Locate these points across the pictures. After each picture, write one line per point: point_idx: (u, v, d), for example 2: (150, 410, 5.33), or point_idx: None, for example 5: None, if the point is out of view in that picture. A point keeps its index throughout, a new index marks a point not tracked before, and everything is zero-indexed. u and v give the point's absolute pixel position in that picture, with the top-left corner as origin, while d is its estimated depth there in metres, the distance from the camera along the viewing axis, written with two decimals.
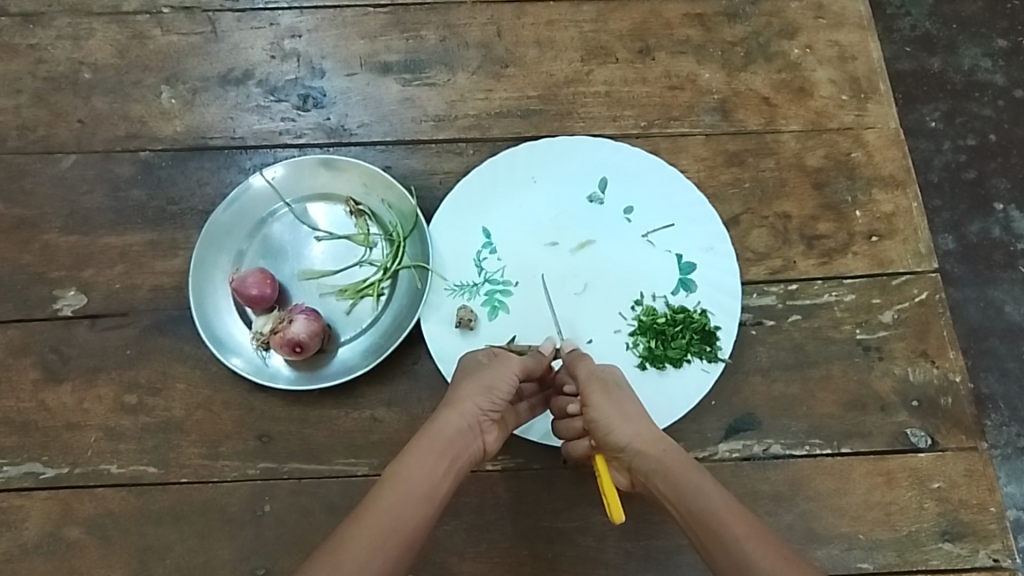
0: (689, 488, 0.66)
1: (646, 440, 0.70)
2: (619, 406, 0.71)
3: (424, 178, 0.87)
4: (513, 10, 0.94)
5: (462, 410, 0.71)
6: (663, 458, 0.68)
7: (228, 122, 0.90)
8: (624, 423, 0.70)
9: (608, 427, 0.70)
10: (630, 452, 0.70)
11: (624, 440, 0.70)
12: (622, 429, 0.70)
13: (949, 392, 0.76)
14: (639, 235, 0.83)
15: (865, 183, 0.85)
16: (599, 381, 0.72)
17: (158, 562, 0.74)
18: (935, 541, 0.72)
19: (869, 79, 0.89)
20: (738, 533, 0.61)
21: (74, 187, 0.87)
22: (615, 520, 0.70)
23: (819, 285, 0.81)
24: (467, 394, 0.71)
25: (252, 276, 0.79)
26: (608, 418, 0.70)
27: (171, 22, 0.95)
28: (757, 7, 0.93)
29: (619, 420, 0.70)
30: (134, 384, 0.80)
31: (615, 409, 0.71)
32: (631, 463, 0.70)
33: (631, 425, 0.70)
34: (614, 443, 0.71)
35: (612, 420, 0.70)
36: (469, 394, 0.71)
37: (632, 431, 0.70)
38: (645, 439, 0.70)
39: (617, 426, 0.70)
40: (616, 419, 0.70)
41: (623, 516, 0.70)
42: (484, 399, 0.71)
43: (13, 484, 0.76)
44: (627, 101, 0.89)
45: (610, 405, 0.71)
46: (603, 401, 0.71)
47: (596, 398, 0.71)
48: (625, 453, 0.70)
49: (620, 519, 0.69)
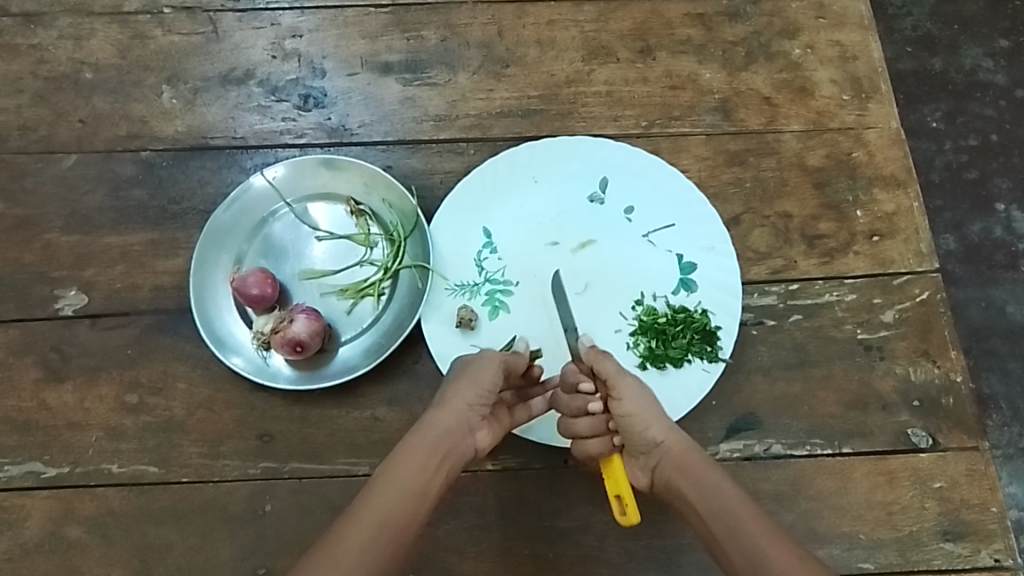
0: (711, 484, 0.66)
1: (676, 436, 0.70)
2: (648, 402, 0.72)
3: (425, 178, 0.87)
4: (514, 10, 0.94)
5: (451, 407, 0.71)
6: (691, 454, 0.69)
7: (229, 122, 0.90)
8: (655, 418, 0.71)
9: (638, 422, 0.71)
10: (660, 447, 0.70)
11: (656, 433, 0.70)
12: (655, 424, 0.70)
13: (950, 393, 0.76)
14: (640, 235, 0.83)
15: (866, 183, 0.85)
16: (628, 377, 0.73)
17: (158, 562, 0.74)
18: (936, 541, 0.72)
19: (870, 79, 0.89)
20: (753, 531, 0.61)
21: (75, 187, 0.87)
22: (631, 523, 0.70)
23: (820, 284, 0.81)
24: (455, 390, 0.72)
25: (253, 275, 0.79)
26: (640, 412, 0.71)
27: (172, 23, 0.95)
28: (758, 7, 0.93)
29: (651, 415, 0.71)
30: (134, 384, 0.80)
31: (645, 403, 0.71)
32: (658, 460, 0.71)
33: (662, 420, 0.71)
34: (644, 438, 0.71)
35: (646, 414, 0.71)
36: (457, 391, 0.72)
37: (664, 427, 0.71)
38: (675, 435, 0.70)
39: (648, 421, 0.71)
40: (648, 413, 0.71)
41: (639, 518, 0.70)
42: (471, 395, 0.72)
43: (14, 483, 0.76)
44: (627, 101, 0.89)
45: (642, 399, 0.72)
46: (635, 395, 0.72)
47: (627, 392, 0.72)
48: (654, 449, 0.71)
49: (636, 521, 0.70)
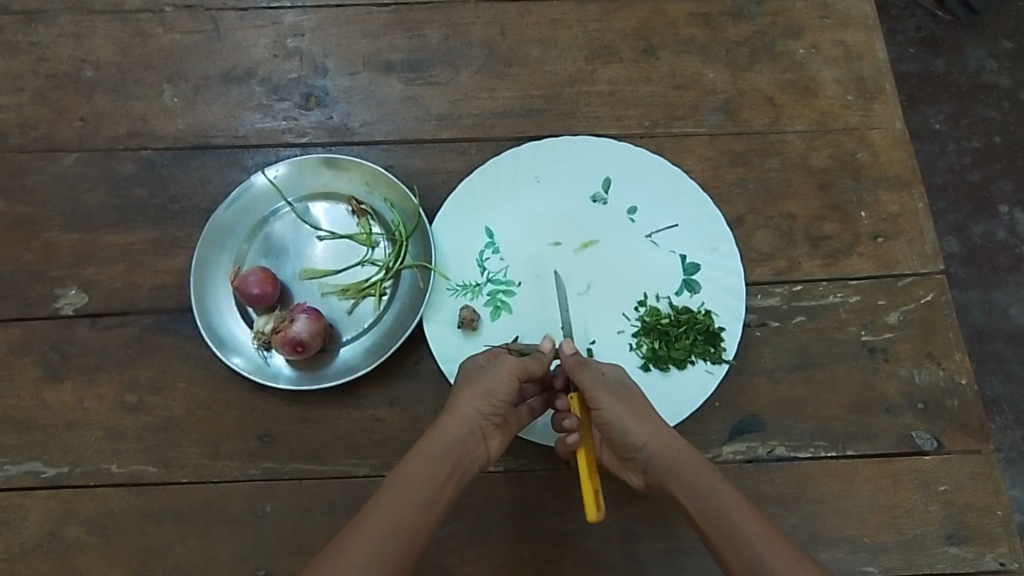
0: (702, 488, 0.65)
1: (659, 441, 0.69)
2: (631, 407, 0.70)
3: (426, 177, 0.86)
4: (517, 10, 0.94)
5: (462, 415, 0.70)
6: (676, 458, 0.67)
7: (230, 121, 0.89)
8: (637, 424, 0.70)
9: (620, 427, 0.70)
10: (644, 453, 0.69)
11: (638, 441, 0.69)
12: (636, 430, 0.70)
13: (955, 395, 0.76)
14: (643, 235, 0.82)
15: (871, 183, 0.84)
16: (606, 385, 0.71)
17: (157, 563, 0.73)
18: (941, 544, 0.71)
19: (876, 79, 0.89)
20: (751, 534, 0.61)
21: (75, 186, 0.87)
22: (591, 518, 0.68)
23: (825, 286, 0.80)
24: (467, 398, 0.71)
25: (253, 274, 0.78)
26: (619, 421, 0.70)
27: (174, 21, 0.94)
28: (763, 7, 0.93)
29: (631, 422, 0.70)
30: (134, 383, 0.79)
31: (626, 410, 0.70)
32: (645, 464, 0.70)
33: (644, 425, 0.70)
34: (628, 444, 0.70)
35: (624, 421, 0.70)
36: (470, 399, 0.71)
37: (646, 432, 0.69)
38: (660, 439, 0.69)
39: (629, 426, 0.70)
40: (628, 420, 0.70)
41: (598, 514, 0.68)
42: (484, 404, 0.71)
43: (13, 483, 0.76)
44: (631, 101, 0.89)
45: (621, 407, 0.70)
46: (614, 402, 0.71)
47: (605, 399, 0.71)
48: (639, 454, 0.70)
49: (595, 517, 0.68)
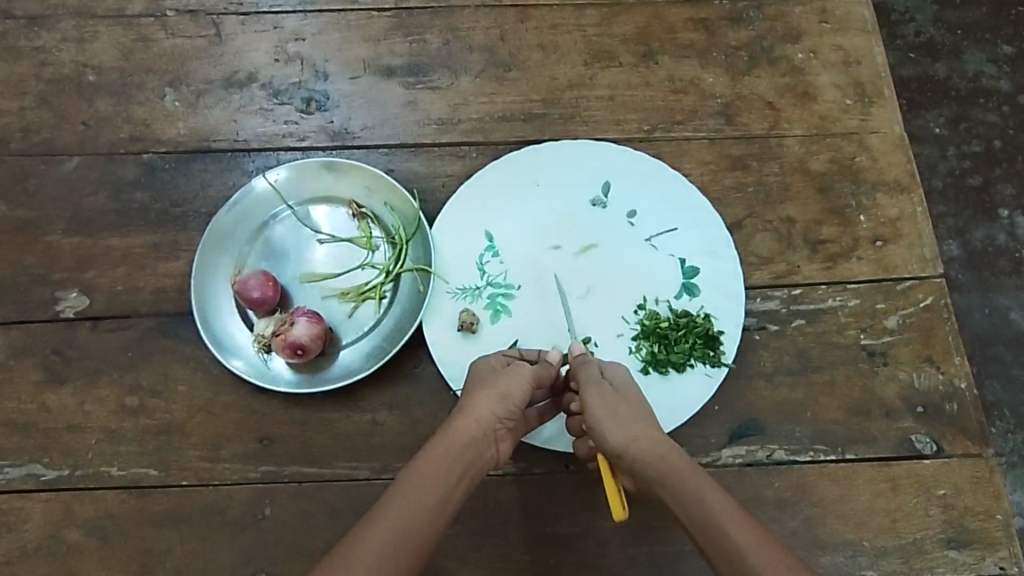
0: (687, 494, 0.65)
1: (638, 445, 0.69)
2: (611, 411, 0.70)
3: (426, 181, 0.87)
4: (517, 14, 0.94)
5: (479, 417, 0.70)
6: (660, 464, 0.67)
7: (231, 125, 0.90)
8: (616, 427, 0.70)
9: (601, 430, 0.70)
10: (626, 458, 0.69)
11: (616, 444, 0.69)
12: (615, 433, 0.69)
13: (955, 399, 0.76)
14: (642, 239, 0.83)
15: (870, 187, 0.84)
16: (595, 386, 0.73)
17: (156, 566, 0.73)
18: (941, 548, 0.71)
19: (874, 83, 0.89)
20: (738, 542, 0.60)
21: (76, 189, 0.87)
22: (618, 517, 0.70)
23: (824, 289, 0.81)
24: (483, 401, 0.71)
25: (254, 278, 0.78)
26: (597, 423, 0.70)
27: (176, 26, 0.95)
28: (762, 12, 0.94)
29: (611, 425, 0.70)
30: (135, 386, 0.79)
31: (608, 411, 0.70)
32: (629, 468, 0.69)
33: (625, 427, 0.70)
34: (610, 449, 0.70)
35: (603, 425, 0.70)
36: (485, 402, 0.71)
37: (626, 436, 0.69)
38: (638, 445, 0.69)
39: (611, 429, 0.70)
40: (607, 424, 0.70)
41: (624, 513, 0.70)
42: (499, 408, 0.71)
43: (13, 485, 0.76)
44: (630, 105, 0.89)
45: (602, 408, 0.70)
46: (597, 404, 0.71)
47: (591, 400, 0.71)
48: (620, 459, 0.69)
49: (621, 515, 0.70)
